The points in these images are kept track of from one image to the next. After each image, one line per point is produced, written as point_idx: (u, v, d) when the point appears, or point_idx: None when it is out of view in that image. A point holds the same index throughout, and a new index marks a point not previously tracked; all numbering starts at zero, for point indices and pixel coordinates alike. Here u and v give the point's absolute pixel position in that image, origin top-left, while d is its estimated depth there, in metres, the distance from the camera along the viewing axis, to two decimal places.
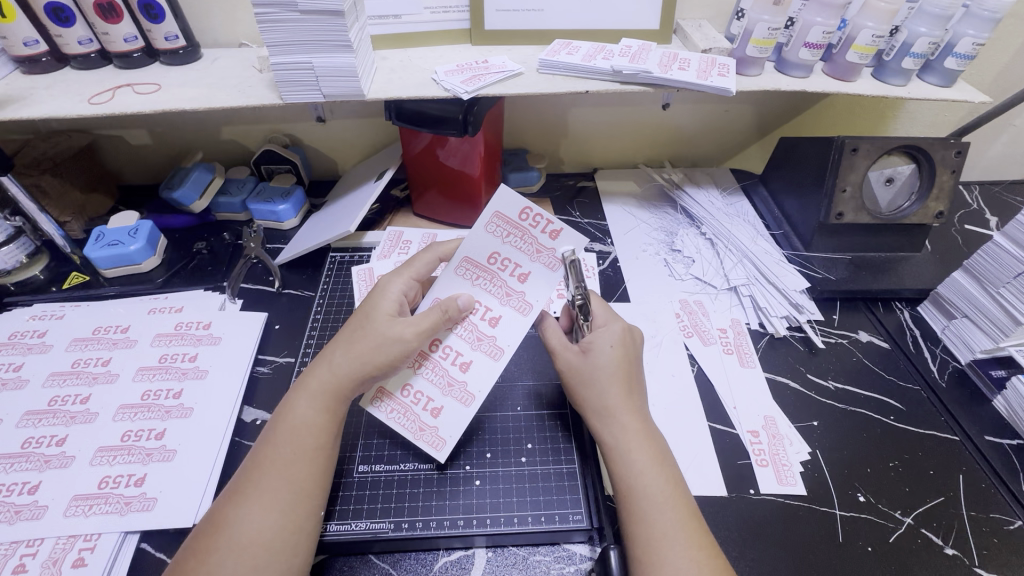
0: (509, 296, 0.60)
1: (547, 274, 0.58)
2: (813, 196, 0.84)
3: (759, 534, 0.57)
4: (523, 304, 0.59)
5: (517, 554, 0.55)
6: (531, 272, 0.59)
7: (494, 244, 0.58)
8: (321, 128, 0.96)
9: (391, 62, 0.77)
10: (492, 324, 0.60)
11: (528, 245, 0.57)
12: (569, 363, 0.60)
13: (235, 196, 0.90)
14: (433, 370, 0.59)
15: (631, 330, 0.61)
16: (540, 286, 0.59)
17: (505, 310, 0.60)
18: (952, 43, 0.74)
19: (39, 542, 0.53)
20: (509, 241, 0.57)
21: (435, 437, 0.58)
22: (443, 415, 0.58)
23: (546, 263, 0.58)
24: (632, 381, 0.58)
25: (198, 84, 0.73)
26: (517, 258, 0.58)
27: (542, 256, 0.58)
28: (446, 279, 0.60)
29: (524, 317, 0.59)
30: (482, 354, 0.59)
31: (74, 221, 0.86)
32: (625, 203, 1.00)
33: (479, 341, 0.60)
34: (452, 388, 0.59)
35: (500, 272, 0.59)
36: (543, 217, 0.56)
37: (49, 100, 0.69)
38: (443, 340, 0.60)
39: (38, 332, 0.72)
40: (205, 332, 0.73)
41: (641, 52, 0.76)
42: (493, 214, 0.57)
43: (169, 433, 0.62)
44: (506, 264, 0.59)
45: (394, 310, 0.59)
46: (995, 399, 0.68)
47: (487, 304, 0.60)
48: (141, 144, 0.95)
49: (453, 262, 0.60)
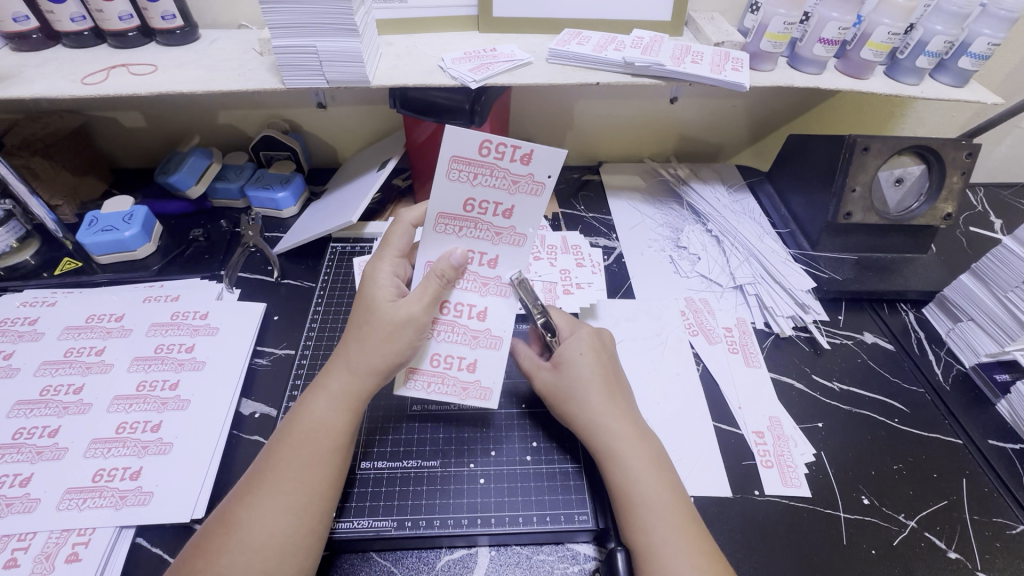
0: (500, 235, 0.56)
1: (531, 201, 0.54)
2: (821, 195, 0.83)
3: (763, 534, 0.57)
4: (517, 238, 0.56)
5: (520, 553, 0.54)
6: (514, 205, 0.54)
7: (465, 190, 0.54)
8: (323, 114, 0.93)
9: (397, 48, 0.75)
10: (492, 266, 0.58)
11: (501, 178, 0.53)
12: (544, 382, 0.60)
13: (233, 182, 0.88)
14: (453, 331, 0.58)
15: (599, 333, 0.63)
16: (528, 214, 0.55)
17: (501, 249, 0.57)
18: (967, 42, 0.73)
19: (32, 536, 0.52)
20: (479, 181, 0.53)
21: (481, 389, 0.59)
22: (480, 367, 0.59)
23: (528, 190, 0.53)
24: (614, 385, 0.58)
25: (196, 66, 0.70)
26: (494, 196, 0.54)
27: (520, 185, 0.53)
28: (433, 241, 0.57)
29: (521, 249, 0.57)
30: (494, 297, 0.59)
31: (66, 205, 0.84)
32: (630, 198, 0.99)
33: (485, 286, 0.58)
34: (478, 339, 0.59)
35: (482, 216, 0.55)
36: (506, 144, 0.51)
37: (40, 78, 0.67)
38: (450, 300, 0.58)
39: (29, 319, 0.70)
40: (202, 322, 0.71)
41: (653, 44, 0.74)
42: (452, 159, 0.52)
43: (165, 425, 0.60)
44: (484, 206, 0.55)
45: (392, 295, 0.57)
46: (999, 403, 0.68)
47: (482, 250, 0.57)
48: (135, 127, 0.92)
49: (430, 222, 0.56)
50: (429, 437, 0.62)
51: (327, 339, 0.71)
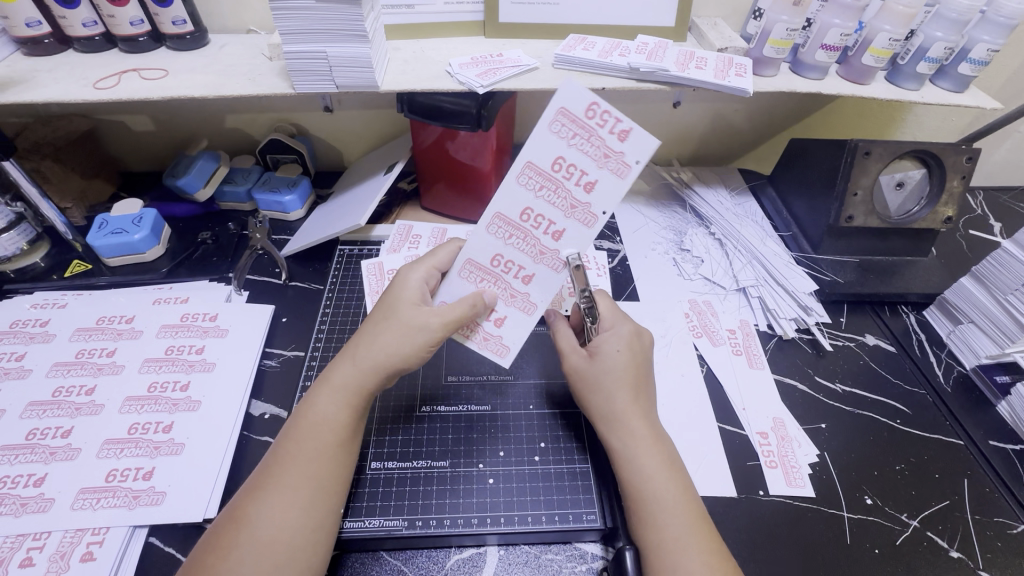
0: (573, 208, 0.55)
1: (614, 181, 0.53)
2: (823, 199, 0.84)
3: (768, 534, 0.58)
4: (588, 218, 0.56)
5: (528, 552, 0.55)
6: (598, 180, 0.54)
7: (559, 147, 0.54)
8: (329, 117, 0.94)
9: (404, 53, 0.76)
10: (554, 238, 0.57)
11: (594, 148, 0.53)
12: (576, 367, 0.60)
13: (241, 185, 0.89)
14: (496, 284, 0.60)
15: (640, 333, 0.62)
16: (607, 194, 0.54)
17: (569, 223, 0.56)
18: (967, 48, 0.74)
19: (47, 535, 0.52)
20: (574, 143, 0.53)
21: (499, 345, 0.61)
22: (506, 326, 0.61)
23: (613, 168, 0.53)
24: (641, 382, 0.59)
25: (205, 71, 0.71)
26: (583, 163, 0.54)
27: (609, 161, 0.53)
28: (507, 193, 0.57)
29: (589, 230, 0.56)
30: (544, 268, 0.58)
31: (75, 208, 0.85)
32: (633, 201, 1.00)
33: (542, 253, 0.58)
34: (515, 299, 0.60)
35: (564, 181, 0.55)
36: (611, 115, 0.51)
37: (52, 83, 0.68)
38: (504, 255, 0.59)
39: (40, 321, 0.71)
40: (211, 323, 0.72)
41: (658, 50, 0.75)
42: (558, 111, 0.52)
43: (176, 426, 0.61)
44: (571, 171, 0.54)
45: (417, 299, 0.58)
46: (999, 404, 0.69)
47: (552, 218, 0.56)
48: (143, 130, 0.93)
49: (515, 170, 0.55)
50: (439, 437, 0.62)
51: (335, 341, 0.72)
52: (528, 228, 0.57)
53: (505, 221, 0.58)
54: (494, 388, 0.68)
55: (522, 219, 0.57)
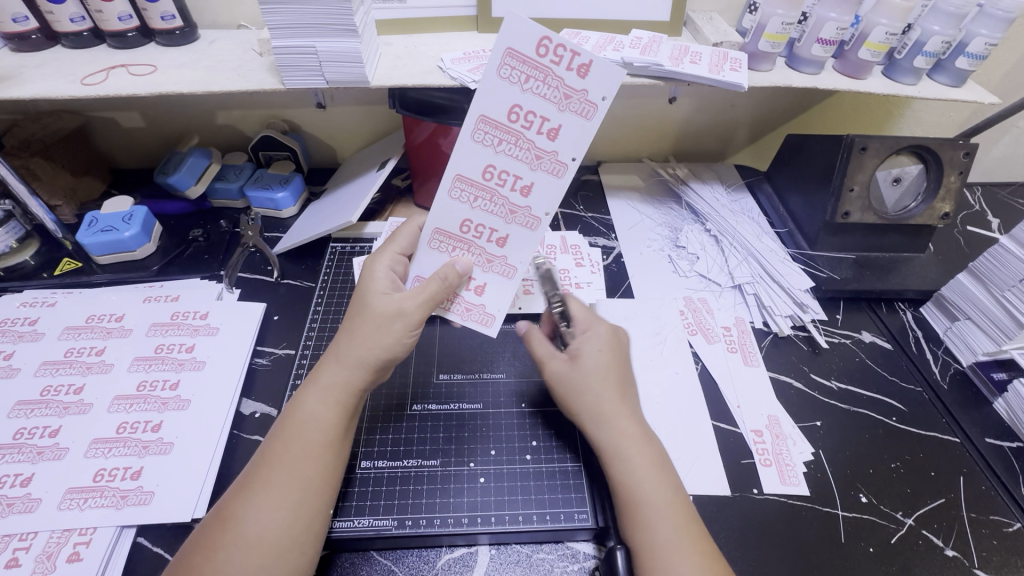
0: (539, 159, 0.55)
1: (579, 124, 0.53)
2: (819, 194, 0.83)
3: (762, 533, 0.57)
4: (556, 167, 0.55)
5: (520, 552, 0.55)
6: (561, 124, 0.53)
7: (514, 94, 0.52)
8: (322, 114, 0.93)
9: (396, 48, 0.75)
10: (524, 194, 0.57)
11: (554, 90, 0.51)
12: (558, 372, 0.59)
13: (233, 182, 0.88)
14: (471, 250, 0.61)
15: (616, 331, 0.62)
16: (572, 138, 0.53)
17: (537, 175, 0.56)
18: (964, 42, 0.73)
19: (33, 536, 0.52)
20: (529, 86, 0.52)
21: (483, 314, 0.63)
22: (486, 292, 0.62)
23: (577, 109, 0.52)
24: (625, 383, 0.58)
25: (195, 66, 0.70)
26: (542, 108, 0.52)
27: (571, 102, 0.52)
28: (465, 153, 0.55)
29: (560, 180, 0.56)
30: (518, 226, 0.59)
31: (65, 206, 0.84)
32: (629, 198, 0.99)
33: (513, 213, 0.58)
34: (492, 264, 0.61)
35: (525, 130, 0.54)
36: (566, 49, 0.49)
37: (40, 79, 0.67)
38: (473, 220, 0.59)
39: (29, 319, 0.70)
40: (202, 322, 0.71)
41: (652, 44, 0.74)
42: (506, 53, 0.50)
43: (165, 425, 0.60)
44: (530, 119, 0.53)
45: (387, 287, 0.58)
46: (996, 402, 0.68)
47: (517, 173, 0.56)
48: (135, 127, 0.92)
49: (469, 126, 0.54)
50: (429, 435, 0.62)
51: (327, 339, 0.72)
52: (493, 186, 0.57)
53: (467, 182, 0.57)
54: (486, 386, 0.67)
55: (485, 178, 0.56)
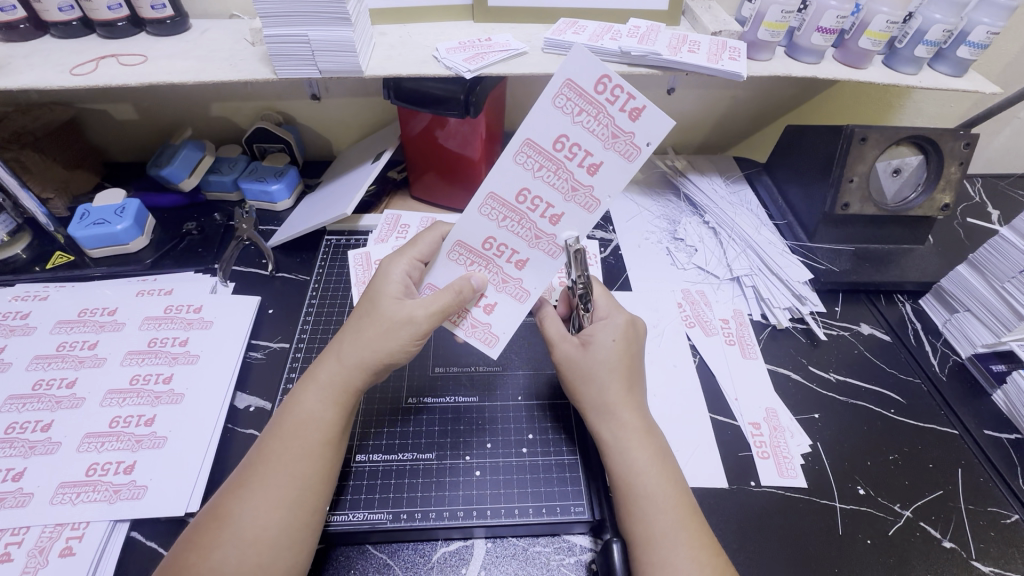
0: (575, 191, 0.53)
1: (620, 164, 0.51)
2: (818, 186, 0.82)
3: (759, 525, 0.57)
4: (590, 202, 0.54)
5: (517, 544, 0.54)
6: (603, 162, 0.51)
7: (563, 124, 0.51)
8: (317, 106, 0.92)
9: (390, 38, 0.74)
10: (552, 222, 0.55)
11: (602, 127, 0.50)
12: (567, 355, 0.59)
13: (226, 175, 0.87)
14: (488, 268, 0.59)
15: (634, 322, 0.61)
16: (611, 177, 0.52)
17: (569, 207, 0.54)
18: (966, 31, 0.72)
19: (25, 531, 0.51)
20: (580, 120, 0.50)
21: (488, 334, 0.60)
22: (496, 312, 0.60)
23: (622, 150, 0.51)
24: (633, 374, 0.58)
25: (187, 57, 0.69)
26: (588, 142, 0.51)
27: (617, 142, 0.51)
28: (503, 172, 0.54)
29: (590, 215, 0.54)
30: (540, 253, 0.57)
31: (57, 199, 0.83)
32: (627, 190, 0.98)
33: (537, 239, 0.56)
34: (506, 285, 0.59)
35: (567, 161, 0.52)
36: (624, 91, 0.48)
37: (28, 69, 0.66)
38: (497, 239, 0.57)
39: (21, 313, 0.69)
40: (196, 315, 0.70)
41: (650, 33, 0.73)
42: (565, 83, 0.49)
43: (159, 419, 0.60)
44: (574, 151, 0.52)
45: (400, 292, 0.57)
46: (994, 393, 0.68)
47: (551, 201, 0.54)
48: (127, 119, 0.91)
49: (513, 147, 0.53)
50: (425, 429, 0.62)
51: (321, 332, 0.71)
52: (524, 210, 0.55)
53: (499, 202, 0.55)
54: (482, 379, 0.67)
55: (517, 201, 0.55)
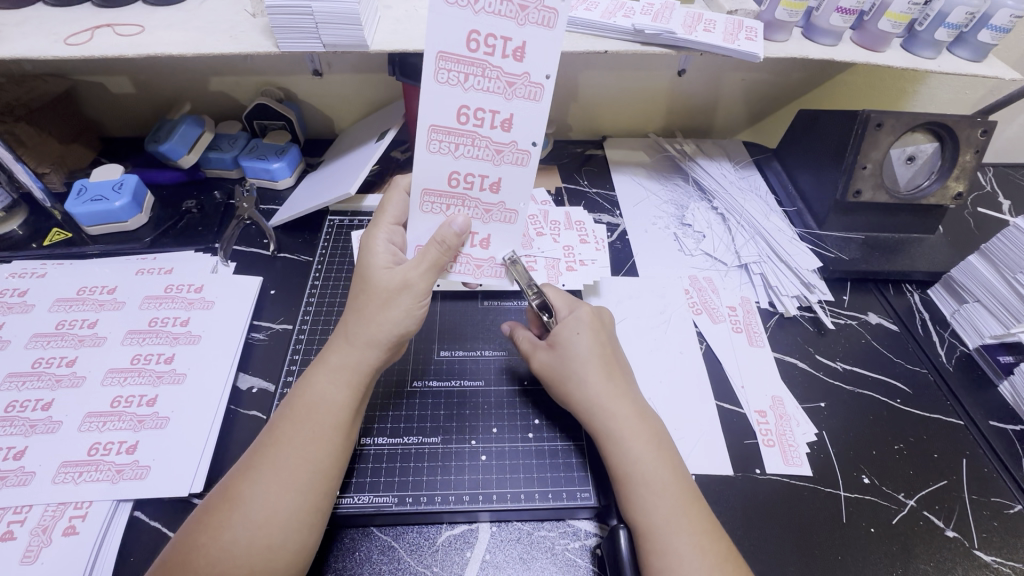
0: (512, 86, 0.52)
1: (543, 35, 0.49)
2: (831, 172, 0.81)
3: (764, 513, 0.57)
4: (532, 89, 0.52)
5: (521, 529, 0.54)
6: (524, 41, 0.50)
7: (468, 20, 0.49)
8: (318, 83, 0.90)
9: (396, 11, 0.71)
10: (506, 128, 0.53)
11: (507, 4, 0.48)
12: (541, 363, 0.59)
13: (226, 152, 0.85)
14: (466, 204, 0.58)
15: (599, 312, 0.63)
16: (541, 53, 0.50)
17: (515, 104, 0.52)
18: (988, 14, 0.70)
19: (28, 509, 0.51)
20: (482, 7, 0.48)
21: (495, 267, 0.61)
22: (493, 244, 0.60)
23: (538, 18, 0.49)
24: (616, 366, 0.58)
25: (185, 27, 0.67)
26: (502, 27, 0.49)
27: (529, 13, 0.49)
28: (432, 98, 0.52)
29: (539, 102, 0.52)
30: (509, 165, 0.55)
31: (53, 173, 0.81)
32: (635, 173, 0.96)
33: (500, 152, 0.55)
34: (491, 213, 0.59)
35: (489, 57, 0.50)
36: None
37: (22, 37, 0.64)
38: (458, 171, 0.56)
39: (18, 291, 0.68)
40: (197, 295, 0.69)
41: (664, 11, 0.71)
42: None
43: (160, 399, 0.59)
44: (492, 42, 0.50)
45: (389, 262, 0.56)
46: (1001, 384, 0.67)
47: (493, 106, 0.52)
48: (124, 93, 0.88)
49: (430, 69, 0.51)
50: (430, 413, 0.61)
51: (325, 315, 0.70)
52: (471, 129, 0.54)
53: (443, 131, 0.54)
54: (489, 364, 0.66)
55: (460, 121, 0.53)
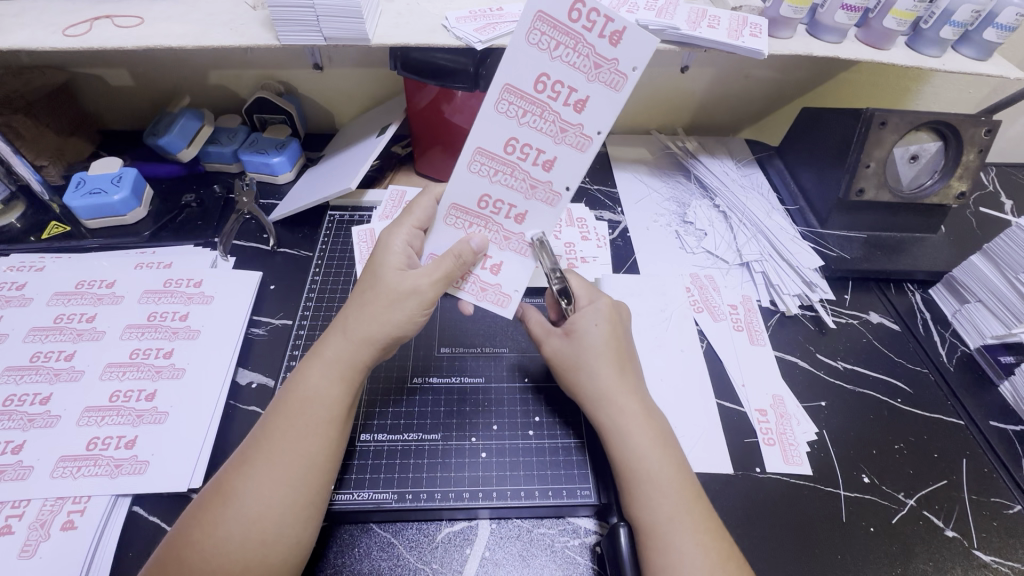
0: (564, 132, 0.53)
1: (607, 94, 0.50)
2: (833, 171, 0.81)
3: (764, 512, 0.57)
4: (581, 141, 0.53)
5: (520, 526, 0.54)
6: (589, 96, 0.51)
7: (542, 61, 0.50)
8: (319, 77, 0.90)
9: (397, 4, 0.71)
10: (546, 168, 0.55)
11: (583, 58, 0.49)
12: (554, 349, 0.59)
13: (226, 146, 0.85)
14: (488, 227, 0.58)
15: (617, 307, 0.60)
16: (600, 111, 0.51)
17: (561, 149, 0.53)
18: (995, 13, 0.70)
19: (26, 503, 0.51)
20: (558, 54, 0.49)
21: (499, 295, 0.60)
22: (503, 272, 0.60)
23: (607, 79, 0.50)
24: (625, 359, 0.57)
25: (184, 19, 0.66)
26: (572, 78, 0.50)
27: (601, 72, 0.49)
28: (486, 123, 0.53)
29: (583, 154, 0.53)
30: (538, 203, 0.57)
31: (51, 166, 0.80)
32: (636, 170, 0.96)
33: (534, 189, 0.56)
34: (509, 242, 0.59)
35: (551, 101, 0.51)
36: (600, 15, 0.47)
37: (20, 28, 0.63)
38: (492, 196, 0.57)
39: (16, 284, 0.68)
40: (196, 290, 0.69)
41: (668, 6, 0.70)
42: (536, 16, 0.48)
43: (160, 394, 0.59)
44: (557, 89, 0.51)
45: (403, 263, 0.55)
46: (1001, 385, 0.67)
47: (541, 146, 0.54)
48: (122, 85, 0.88)
49: (493, 96, 0.52)
50: (430, 409, 0.61)
51: (324, 311, 0.70)
52: (514, 160, 0.55)
53: (487, 155, 0.55)
54: (489, 361, 0.66)
55: (506, 151, 0.54)
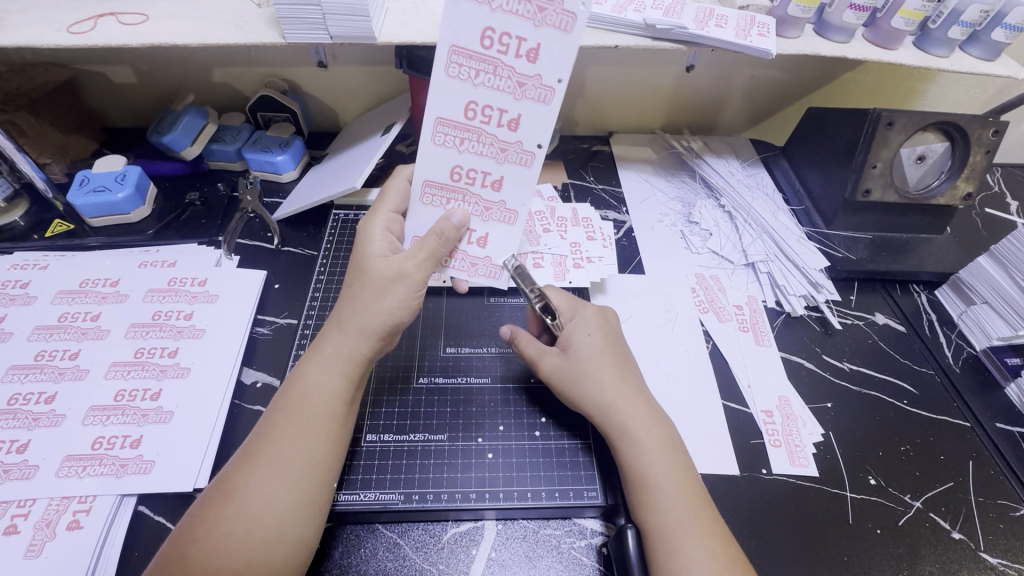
0: (522, 86, 0.51)
1: (559, 38, 0.49)
2: (839, 171, 0.80)
3: (770, 514, 0.57)
4: (542, 92, 0.51)
5: (526, 527, 0.54)
6: (540, 43, 0.49)
7: (484, 16, 0.48)
8: (323, 75, 0.89)
9: (403, 2, 0.70)
10: (513, 128, 0.53)
11: (525, 4, 0.47)
12: (553, 367, 0.58)
13: (230, 144, 0.84)
14: (466, 200, 0.57)
15: (603, 312, 0.62)
16: (555, 57, 0.49)
17: (523, 105, 0.52)
18: (1003, 13, 0.69)
19: (31, 503, 0.51)
20: (499, 5, 0.48)
21: (490, 267, 0.61)
22: (490, 243, 0.59)
23: (554, 21, 0.48)
24: (623, 365, 0.58)
25: (189, 17, 0.66)
26: (518, 27, 0.48)
27: (546, 15, 0.48)
28: (442, 91, 0.52)
29: (547, 106, 0.52)
30: (512, 165, 0.55)
31: (54, 163, 0.80)
32: (640, 170, 0.96)
33: (504, 151, 0.54)
34: (491, 212, 0.58)
35: (502, 56, 0.50)
36: None
37: (24, 25, 0.63)
38: (462, 166, 0.56)
39: (21, 283, 0.68)
40: (200, 289, 0.69)
41: (676, 5, 0.70)
42: None
43: (165, 393, 0.59)
44: (506, 41, 0.49)
45: (386, 250, 0.56)
46: (1008, 386, 0.67)
47: (502, 105, 0.52)
48: (126, 83, 0.87)
49: (443, 62, 0.50)
50: (435, 410, 0.61)
51: (329, 310, 0.69)
52: (477, 125, 0.53)
53: (450, 125, 0.54)
54: (494, 361, 0.66)
55: (468, 117, 0.53)
